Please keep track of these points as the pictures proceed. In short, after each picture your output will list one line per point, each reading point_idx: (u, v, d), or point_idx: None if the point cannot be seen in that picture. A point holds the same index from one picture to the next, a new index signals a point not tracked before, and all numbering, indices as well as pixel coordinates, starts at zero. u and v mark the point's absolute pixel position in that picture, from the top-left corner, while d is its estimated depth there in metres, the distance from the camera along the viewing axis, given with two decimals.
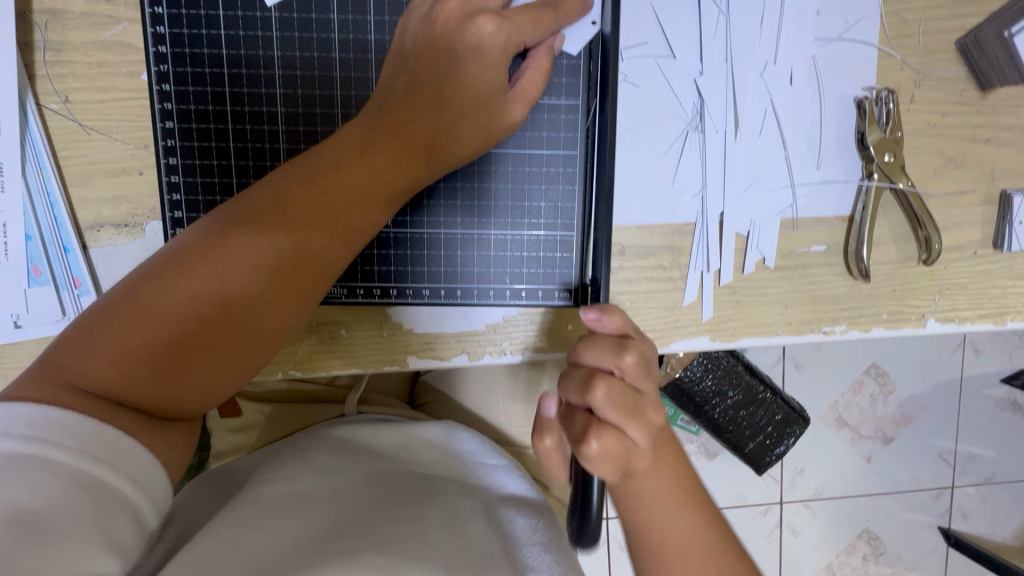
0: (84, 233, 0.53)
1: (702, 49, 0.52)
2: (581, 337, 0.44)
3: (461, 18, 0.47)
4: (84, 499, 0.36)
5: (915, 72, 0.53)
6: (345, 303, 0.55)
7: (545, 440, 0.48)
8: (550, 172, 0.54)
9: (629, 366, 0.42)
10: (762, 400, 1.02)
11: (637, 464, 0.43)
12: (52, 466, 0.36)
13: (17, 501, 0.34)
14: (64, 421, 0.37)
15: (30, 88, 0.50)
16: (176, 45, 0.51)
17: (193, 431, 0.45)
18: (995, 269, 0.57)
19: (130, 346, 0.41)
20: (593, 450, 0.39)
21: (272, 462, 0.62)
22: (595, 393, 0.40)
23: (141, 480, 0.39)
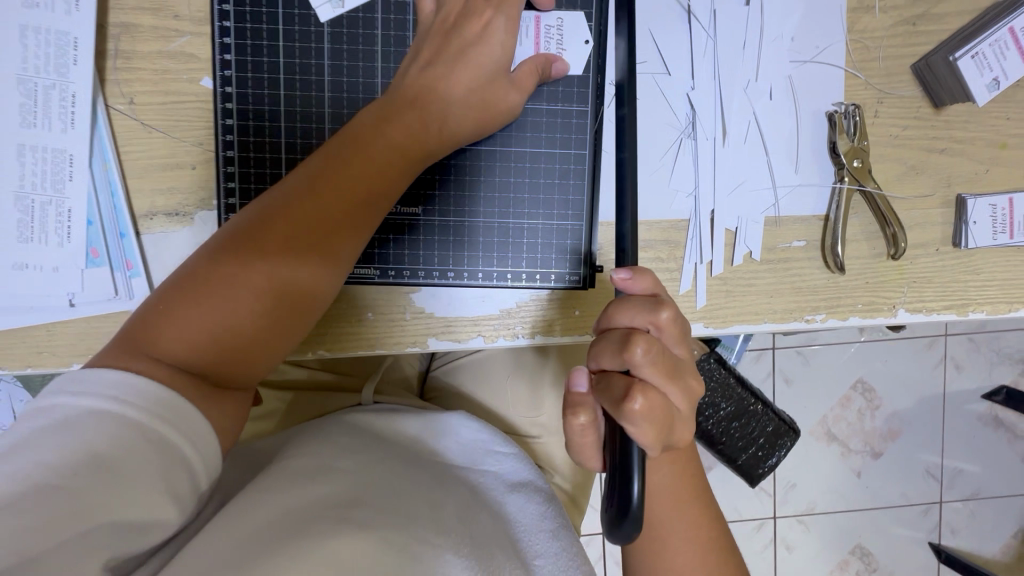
0: (138, 220, 0.58)
1: (693, 68, 0.60)
2: (612, 298, 0.40)
3: (460, 19, 0.56)
4: (148, 451, 0.40)
5: (878, 90, 0.61)
6: (377, 284, 0.61)
7: (577, 417, 0.41)
8: (563, 169, 0.60)
9: (665, 322, 0.39)
10: (752, 411, 1.17)
11: (679, 432, 0.40)
12: (124, 420, 0.41)
13: (92, 447, 0.39)
14: (131, 384, 0.42)
15: (101, 90, 0.56)
16: (240, 53, 0.57)
17: (236, 405, 0.49)
18: (956, 265, 0.64)
19: (192, 320, 0.46)
20: (635, 414, 0.36)
21: (293, 442, 0.65)
22: (634, 351, 0.37)
23: (197, 441, 0.43)
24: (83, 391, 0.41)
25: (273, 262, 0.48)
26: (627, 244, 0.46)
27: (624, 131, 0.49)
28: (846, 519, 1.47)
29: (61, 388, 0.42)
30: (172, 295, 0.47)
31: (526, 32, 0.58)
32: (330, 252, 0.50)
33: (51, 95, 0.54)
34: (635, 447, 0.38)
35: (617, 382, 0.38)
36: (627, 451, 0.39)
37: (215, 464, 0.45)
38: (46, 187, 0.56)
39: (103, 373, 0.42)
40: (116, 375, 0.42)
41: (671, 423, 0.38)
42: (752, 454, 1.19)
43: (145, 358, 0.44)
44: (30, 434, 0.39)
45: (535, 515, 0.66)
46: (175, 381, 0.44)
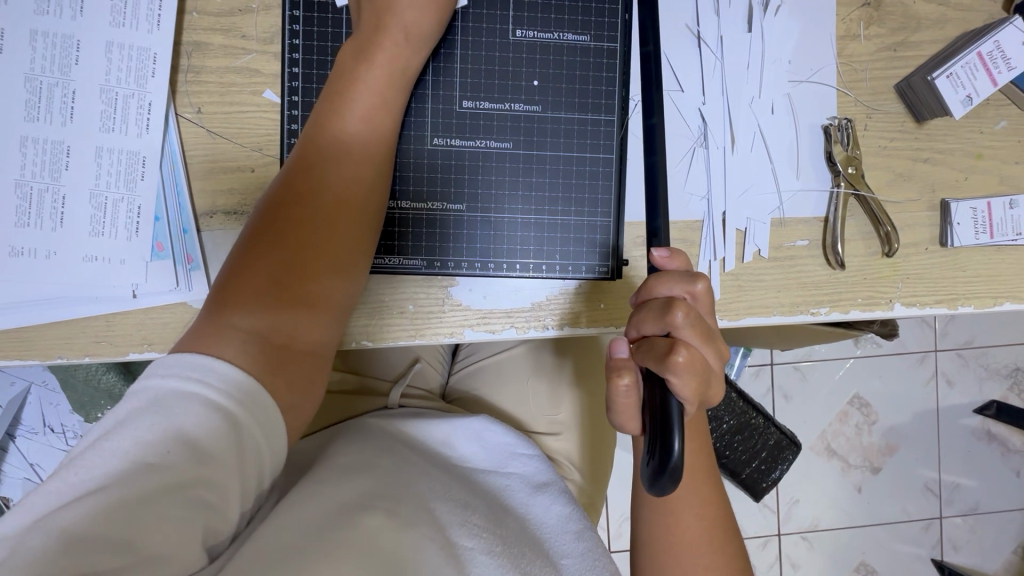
0: (199, 218, 0.63)
1: (703, 85, 0.68)
2: (651, 273, 0.48)
3: None
4: (227, 433, 0.44)
5: (866, 107, 0.69)
6: (423, 274, 0.65)
7: (620, 378, 0.47)
8: (594, 171, 0.66)
9: (700, 292, 0.47)
10: (754, 425, 1.23)
11: (713, 391, 0.47)
12: (208, 402, 0.44)
13: (180, 425, 0.43)
14: (214, 367, 0.46)
15: (173, 100, 0.62)
16: (307, 67, 0.64)
17: (305, 380, 0.52)
18: (944, 262, 0.71)
19: (257, 290, 0.51)
20: (680, 362, 0.43)
21: (326, 448, 0.65)
22: (675, 315, 0.45)
23: (267, 428, 0.46)
24: (170, 373, 0.45)
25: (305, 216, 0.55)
26: (660, 224, 0.56)
27: (657, 146, 0.57)
28: (850, 532, 1.49)
29: (151, 372, 0.45)
30: (232, 276, 0.52)
31: None
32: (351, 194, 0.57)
33: (130, 104, 0.60)
34: (674, 400, 0.44)
35: (659, 342, 0.46)
36: (666, 404, 0.44)
37: (279, 451, 0.48)
38: (120, 186, 0.61)
39: (175, 366, 0.45)
40: (191, 365, 0.45)
41: (708, 378, 0.45)
42: (755, 467, 1.27)
43: (224, 339, 0.48)
44: (127, 414, 0.43)
45: (562, 520, 0.64)
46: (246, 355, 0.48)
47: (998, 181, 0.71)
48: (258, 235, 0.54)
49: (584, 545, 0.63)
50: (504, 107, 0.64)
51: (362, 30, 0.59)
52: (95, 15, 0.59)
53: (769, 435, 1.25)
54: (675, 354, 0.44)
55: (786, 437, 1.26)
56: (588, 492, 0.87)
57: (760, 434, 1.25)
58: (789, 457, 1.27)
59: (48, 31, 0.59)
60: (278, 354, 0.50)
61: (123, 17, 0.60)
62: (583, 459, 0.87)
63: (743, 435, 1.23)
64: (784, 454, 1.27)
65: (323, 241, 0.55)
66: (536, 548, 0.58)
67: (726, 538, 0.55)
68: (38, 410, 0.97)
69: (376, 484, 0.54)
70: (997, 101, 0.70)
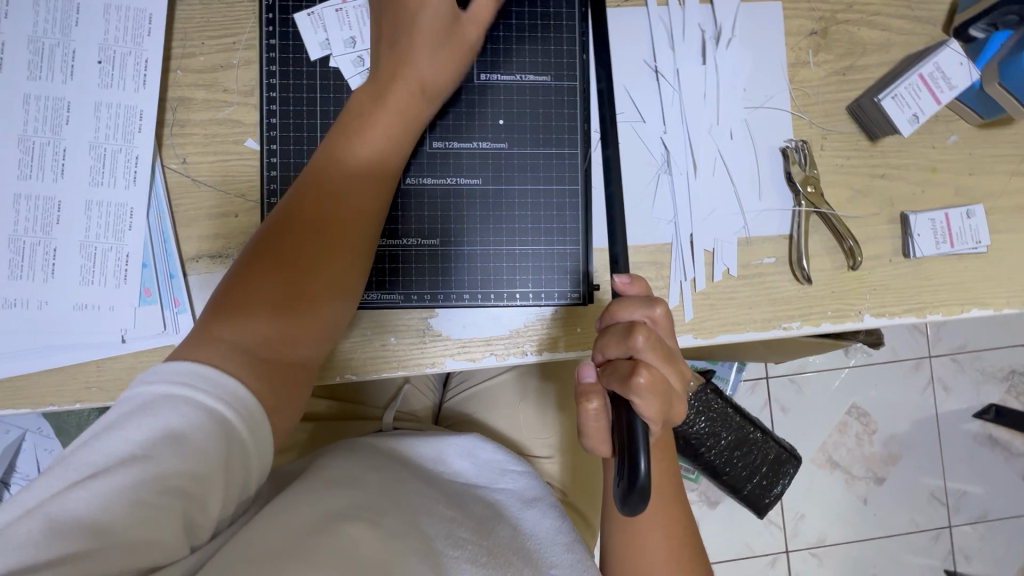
0: (186, 263, 0.66)
1: (663, 115, 0.71)
2: (614, 298, 0.50)
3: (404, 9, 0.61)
4: (216, 433, 0.45)
5: (821, 128, 0.73)
6: (401, 308, 0.67)
7: (589, 402, 0.49)
8: (561, 202, 0.69)
9: (660, 315, 0.49)
10: (752, 440, 1.21)
11: (675, 409, 0.49)
12: (197, 403, 0.46)
13: (172, 424, 0.44)
14: (211, 376, 0.47)
15: (160, 153, 0.66)
16: (284, 117, 0.67)
17: (292, 394, 0.53)
18: (909, 273, 0.73)
19: (250, 303, 0.53)
20: (642, 384, 0.45)
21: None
22: (636, 339, 0.47)
23: (255, 428, 0.48)
24: (163, 376, 0.47)
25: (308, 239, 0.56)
26: (619, 247, 0.62)
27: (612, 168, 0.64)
28: (858, 545, 1.47)
29: (146, 377, 0.47)
30: (232, 281, 0.55)
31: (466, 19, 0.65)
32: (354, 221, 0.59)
33: (118, 158, 0.64)
34: (638, 418, 0.46)
35: (622, 364, 0.48)
36: (632, 422, 0.47)
37: (268, 451, 0.49)
38: (108, 236, 0.63)
39: (177, 366, 0.47)
40: (196, 366, 0.48)
41: (669, 397, 0.48)
42: (757, 483, 1.25)
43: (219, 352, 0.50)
44: (120, 415, 0.45)
45: (552, 532, 0.64)
46: (238, 359, 0.50)
47: (955, 192, 0.74)
48: (260, 241, 0.56)
49: (573, 556, 0.62)
50: (474, 147, 0.68)
51: (382, 65, 0.62)
52: (84, 77, 0.63)
53: (769, 449, 1.24)
54: (638, 376, 0.46)
55: (785, 451, 1.25)
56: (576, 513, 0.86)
57: (760, 448, 1.23)
58: (790, 471, 1.27)
59: (40, 95, 0.62)
60: (269, 372, 0.51)
61: (110, 78, 0.64)
62: (574, 482, 0.87)
63: (742, 451, 1.21)
64: (784, 467, 1.27)
65: (318, 258, 0.56)
66: (525, 554, 0.58)
67: (693, 551, 0.57)
68: (32, 458, 0.97)
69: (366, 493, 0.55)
70: (946, 117, 0.74)
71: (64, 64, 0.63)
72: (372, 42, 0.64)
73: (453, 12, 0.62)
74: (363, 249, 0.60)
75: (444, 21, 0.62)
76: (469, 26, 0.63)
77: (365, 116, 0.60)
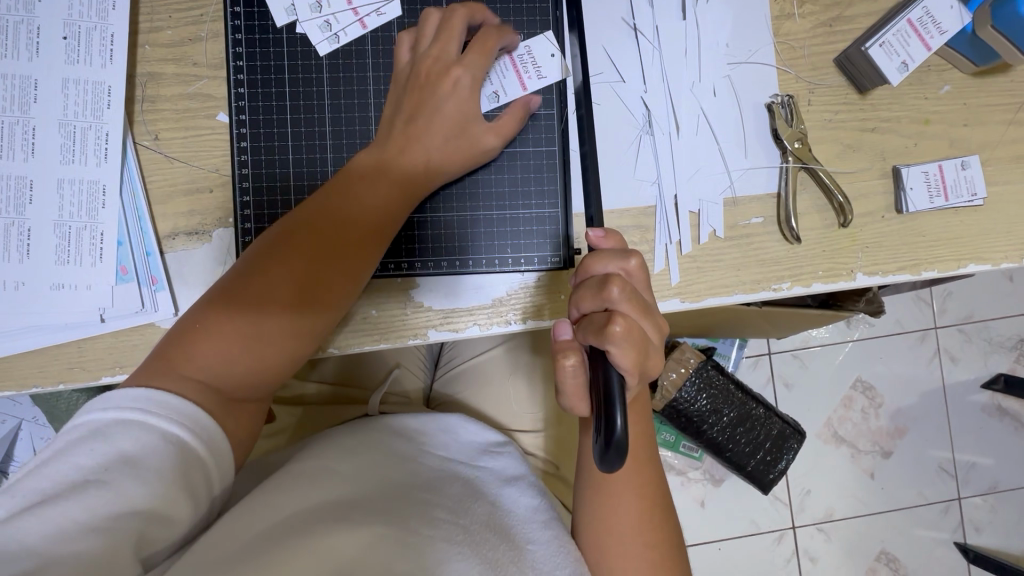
0: (163, 240, 0.65)
1: (643, 75, 0.69)
2: (587, 253, 0.49)
3: (438, 70, 0.62)
4: (169, 453, 0.47)
5: (808, 83, 0.70)
6: (378, 278, 0.66)
7: (565, 360, 0.48)
8: (538, 164, 0.68)
9: (634, 266, 0.47)
10: (755, 416, 1.20)
11: (653, 360, 0.47)
12: (146, 425, 0.48)
13: (119, 448, 0.46)
14: (163, 399, 0.50)
15: (131, 130, 0.65)
16: (252, 86, 0.66)
17: (251, 413, 0.57)
18: (903, 229, 0.71)
19: (221, 342, 0.54)
20: (617, 334, 0.43)
21: (302, 451, 0.66)
22: (611, 290, 0.46)
23: (211, 445, 0.50)
24: (110, 404, 0.49)
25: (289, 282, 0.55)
26: (594, 210, 0.67)
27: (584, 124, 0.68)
28: (866, 519, 1.46)
29: (91, 407, 0.49)
30: (202, 310, 0.56)
31: (501, 79, 0.67)
32: (339, 268, 0.58)
33: (88, 136, 0.63)
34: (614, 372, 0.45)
35: (598, 317, 0.46)
36: (609, 377, 0.45)
37: (227, 465, 0.52)
38: (82, 215, 0.63)
39: (142, 389, 0.50)
40: (153, 389, 0.50)
41: (646, 348, 0.46)
42: (761, 458, 1.24)
43: (182, 379, 0.52)
44: (65, 445, 0.47)
45: (530, 509, 0.63)
46: (202, 395, 0.52)
47: (949, 144, 0.71)
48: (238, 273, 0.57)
49: (551, 532, 0.60)
50: None
51: (397, 122, 0.62)
52: (51, 55, 0.62)
53: (773, 424, 1.22)
54: (612, 326, 0.44)
55: (789, 428, 1.23)
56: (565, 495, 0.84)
57: (763, 423, 1.22)
58: (795, 446, 1.25)
59: (8, 73, 0.62)
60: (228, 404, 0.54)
61: (77, 54, 0.63)
62: (567, 456, 0.86)
63: (746, 427, 1.20)
64: (789, 442, 1.24)
65: (297, 302, 0.56)
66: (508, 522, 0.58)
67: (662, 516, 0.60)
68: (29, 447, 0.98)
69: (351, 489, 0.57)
70: (938, 66, 0.71)
71: (29, 41, 0.62)
72: (391, 98, 0.65)
73: (474, 111, 0.63)
74: (343, 305, 0.59)
75: (461, 123, 0.63)
76: (488, 133, 0.64)
77: (366, 183, 0.60)
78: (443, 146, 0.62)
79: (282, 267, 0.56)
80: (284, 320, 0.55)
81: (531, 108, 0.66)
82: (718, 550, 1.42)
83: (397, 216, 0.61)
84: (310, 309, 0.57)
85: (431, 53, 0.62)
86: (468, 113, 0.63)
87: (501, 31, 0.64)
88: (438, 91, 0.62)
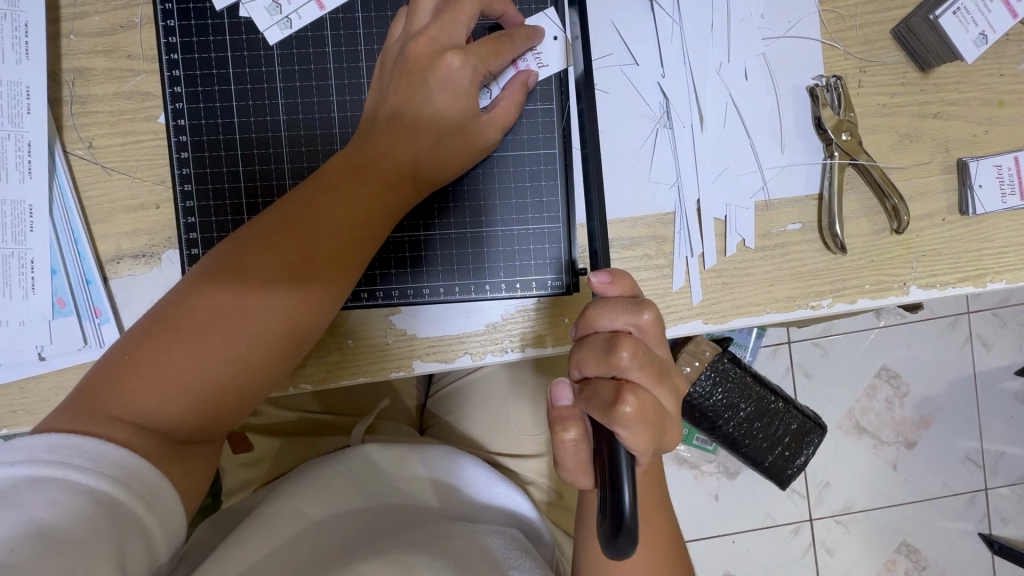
0: (104, 265, 0.56)
1: (661, 56, 0.58)
2: (591, 305, 0.44)
3: (431, 53, 0.51)
4: (99, 517, 0.39)
5: (859, 60, 0.59)
6: (350, 310, 0.58)
7: (567, 432, 0.43)
8: (534, 170, 0.58)
9: (647, 322, 0.43)
10: (775, 411, 0.98)
11: (666, 433, 0.43)
12: (69, 484, 0.39)
13: (31, 517, 0.37)
14: (84, 446, 0.41)
15: (59, 137, 0.56)
16: (191, 85, 0.56)
17: (208, 457, 0.48)
18: (967, 233, 0.60)
19: (152, 378, 0.44)
20: (629, 413, 0.39)
21: (276, 494, 0.61)
22: (620, 355, 0.41)
23: (154, 501, 0.42)
24: (20, 457, 0.40)
25: (237, 309, 0.46)
26: (598, 233, 0.49)
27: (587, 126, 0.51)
28: (892, 510, 1.21)
29: None
30: (138, 333, 0.46)
31: (506, 74, 0.57)
32: (299, 295, 0.47)
33: (7, 147, 0.54)
34: (622, 449, 0.39)
35: (605, 386, 0.42)
36: (616, 456, 0.39)
37: (173, 521, 0.44)
38: (8, 239, 0.55)
39: (63, 434, 0.41)
40: (76, 436, 0.41)
41: (660, 422, 0.41)
42: (780, 455, 1.00)
43: (108, 421, 0.43)
44: None
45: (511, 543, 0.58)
46: (139, 440, 0.43)
47: None
48: (182, 291, 0.47)
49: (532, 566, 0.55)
50: None
51: (380, 117, 0.52)
52: None
53: (792, 418, 0.99)
54: (623, 400, 0.40)
55: (811, 418, 1.00)
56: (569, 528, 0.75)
57: (783, 418, 0.99)
58: (817, 441, 1.01)
59: None
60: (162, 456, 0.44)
61: None
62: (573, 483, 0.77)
63: (762, 422, 0.98)
64: (811, 437, 1.01)
65: (246, 333, 0.46)
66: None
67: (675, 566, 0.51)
68: None
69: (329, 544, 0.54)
70: (1017, 36, 0.59)
71: None
72: (375, 87, 0.54)
73: (470, 106, 0.51)
74: (306, 340, 0.49)
75: (456, 119, 0.51)
76: (489, 127, 0.53)
77: (338, 185, 0.49)
78: (434, 146, 0.51)
79: (234, 287, 0.46)
80: (230, 356, 0.45)
81: (531, 86, 0.55)
82: (732, 545, 1.19)
83: (377, 224, 0.50)
84: (266, 338, 0.46)
85: (422, 33, 0.51)
86: (466, 109, 0.51)
87: (514, 31, 0.54)
88: (430, 81, 0.50)
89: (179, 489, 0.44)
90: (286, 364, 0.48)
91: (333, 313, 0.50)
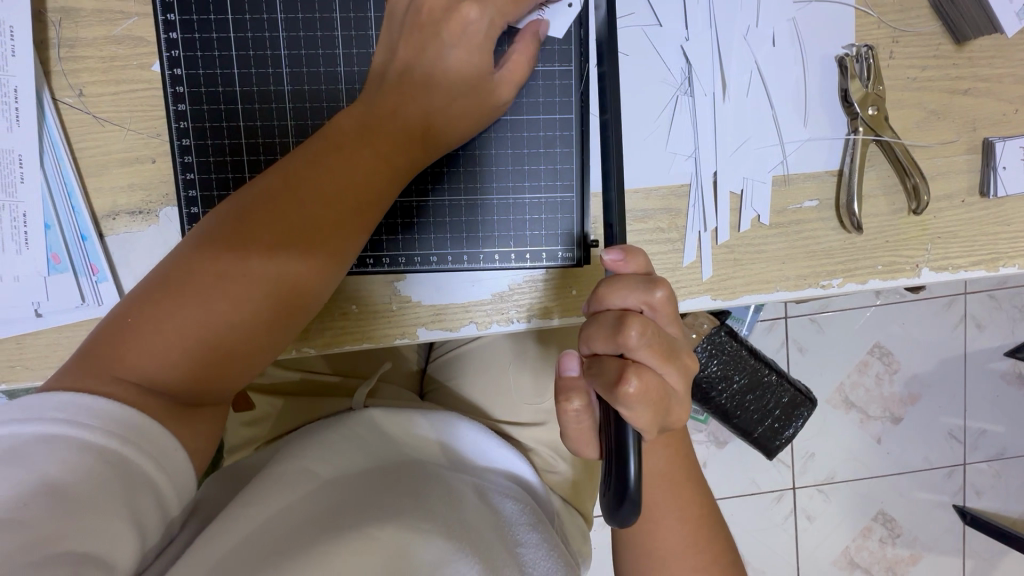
0: (100, 222, 0.54)
1: (685, 16, 0.55)
2: (604, 281, 0.44)
3: (445, 5, 0.48)
4: (110, 477, 0.39)
5: (893, 29, 0.57)
6: (355, 276, 0.56)
7: (572, 402, 0.46)
8: (548, 136, 0.56)
9: (659, 301, 0.43)
10: (768, 383, 0.98)
11: (672, 414, 0.44)
12: (77, 443, 0.39)
13: (43, 474, 0.37)
14: (91, 405, 0.40)
15: (47, 83, 0.52)
16: (186, 31, 0.53)
17: (217, 418, 0.47)
18: (984, 216, 0.59)
19: (159, 338, 0.43)
20: (634, 392, 0.40)
21: (281, 453, 0.61)
22: (628, 334, 0.42)
23: (162, 460, 0.42)
24: (30, 416, 0.39)
25: (243, 270, 0.44)
26: (615, 221, 0.46)
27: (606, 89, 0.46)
28: (872, 481, 1.25)
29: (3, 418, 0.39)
30: (141, 295, 0.45)
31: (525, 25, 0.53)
32: (307, 256, 0.45)
33: None
34: (630, 430, 0.42)
35: (611, 364, 0.42)
36: (623, 436, 0.42)
37: (184, 478, 0.43)
38: None
39: (69, 394, 0.40)
40: (84, 395, 0.41)
41: (665, 402, 0.43)
42: (770, 425, 1.01)
43: (113, 381, 0.42)
44: None
45: (516, 512, 0.59)
46: (148, 401, 0.42)
47: None
48: (186, 251, 0.45)
49: (538, 535, 0.57)
50: None
51: (388, 74, 0.50)
52: None
53: (784, 390, 1.00)
54: (627, 380, 0.41)
55: (803, 391, 1.00)
56: (569, 496, 0.75)
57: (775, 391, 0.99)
58: (806, 414, 1.02)
59: None
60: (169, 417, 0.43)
61: None
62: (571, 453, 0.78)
63: (756, 394, 0.98)
64: (800, 411, 1.02)
65: (253, 295, 0.44)
66: (501, 543, 0.52)
67: (698, 539, 0.51)
68: None
69: (344, 498, 0.53)
70: None
71: None
72: (384, 43, 0.51)
73: (487, 62, 0.49)
74: (313, 303, 0.48)
75: (471, 77, 0.49)
76: (502, 86, 0.51)
77: (343, 145, 0.47)
78: (445, 105, 0.49)
79: (239, 249, 0.44)
80: (236, 317, 0.44)
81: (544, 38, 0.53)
82: None
83: (385, 187, 0.48)
84: (272, 301, 0.45)
85: None
86: (479, 65, 0.49)
87: None
88: (445, 35, 0.48)
89: (191, 448, 0.44)
90: (294, 328, 0.47)
91: (340, 278, 0.49)
